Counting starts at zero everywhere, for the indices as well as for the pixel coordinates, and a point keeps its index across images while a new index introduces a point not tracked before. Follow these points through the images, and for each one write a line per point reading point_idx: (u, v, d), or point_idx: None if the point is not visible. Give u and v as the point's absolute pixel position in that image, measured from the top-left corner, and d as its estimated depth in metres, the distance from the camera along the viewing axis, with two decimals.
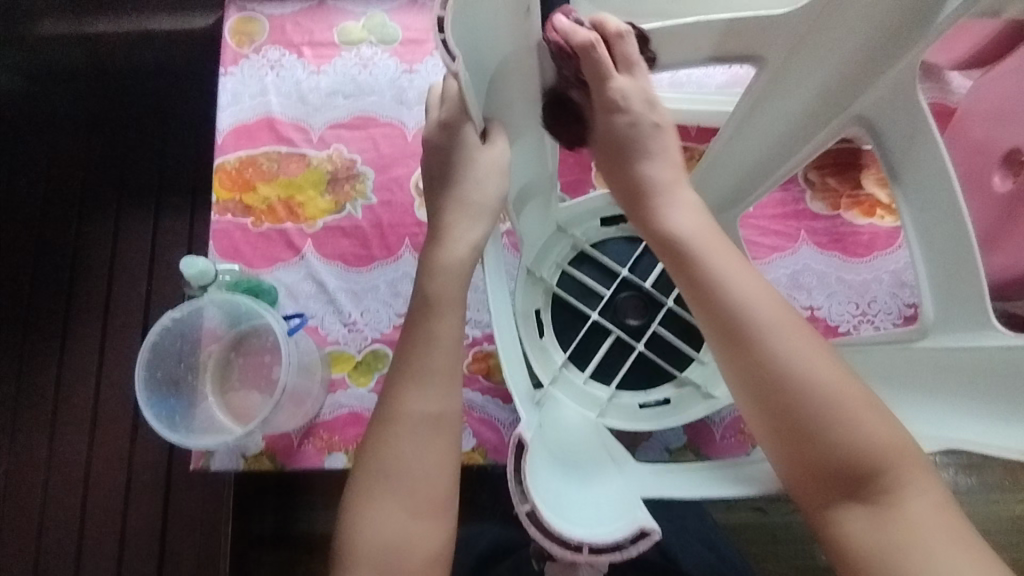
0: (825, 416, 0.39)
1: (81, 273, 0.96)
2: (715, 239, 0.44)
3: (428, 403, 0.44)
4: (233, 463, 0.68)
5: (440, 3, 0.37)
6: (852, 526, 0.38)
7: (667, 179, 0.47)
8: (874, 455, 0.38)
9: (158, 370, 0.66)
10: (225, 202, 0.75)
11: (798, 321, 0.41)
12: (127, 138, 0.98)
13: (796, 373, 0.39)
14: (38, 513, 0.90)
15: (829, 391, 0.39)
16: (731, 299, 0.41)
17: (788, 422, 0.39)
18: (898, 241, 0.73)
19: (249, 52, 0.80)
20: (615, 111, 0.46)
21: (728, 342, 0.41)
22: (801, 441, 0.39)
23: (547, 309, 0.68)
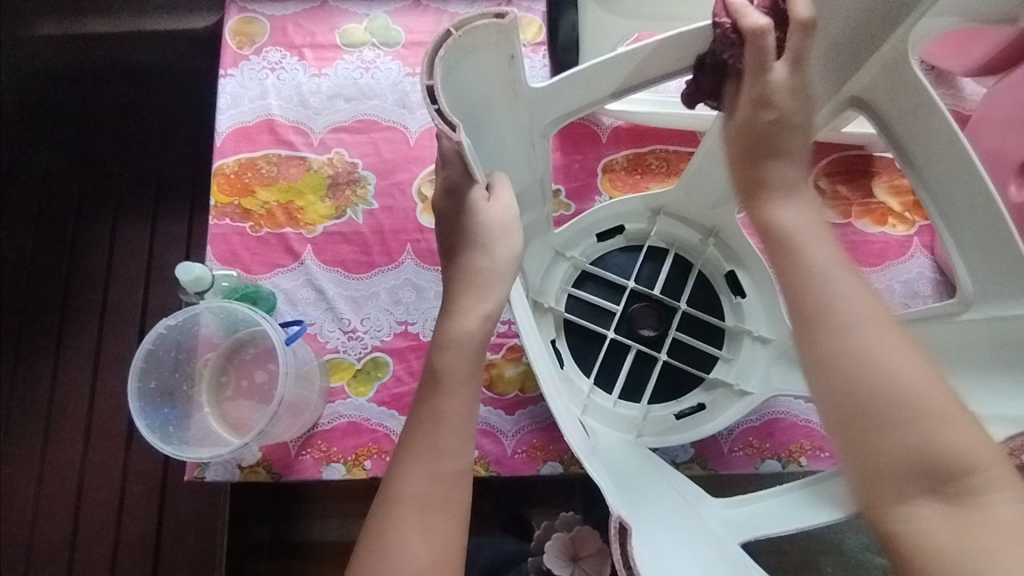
0: (914, 413, 0.36)
1: (77, 273, 0.94)
2: (813, 228, 0.42)
3: (437, 429, 0.43)
4: (229, 474, 0.66)
5: (426, 72, 0.38)
6: (922, 521, 0.35)
7: (782, 177, 0.44)
8: (961, 457, 0.35)
9: (152, 380, 0.64)
10: (223, 206, 0.73)
11: (888, 319, 0.39)
12: (125, 137, 0.97)
13: (889, 369, 0.36)
14: (30, 521, 0.88)
15: (919, 388, 0.36)
16: (826, 288, 0.39)
17: (873, 409, 0.36)
18: (909, 250, 0.72)
19: (250, 54, 0.78)
20: (766, 107, 0.43)
21: (821, 328, 0.38)
22: (885, 431, 0.36)
23: (561, 340, 0.66)
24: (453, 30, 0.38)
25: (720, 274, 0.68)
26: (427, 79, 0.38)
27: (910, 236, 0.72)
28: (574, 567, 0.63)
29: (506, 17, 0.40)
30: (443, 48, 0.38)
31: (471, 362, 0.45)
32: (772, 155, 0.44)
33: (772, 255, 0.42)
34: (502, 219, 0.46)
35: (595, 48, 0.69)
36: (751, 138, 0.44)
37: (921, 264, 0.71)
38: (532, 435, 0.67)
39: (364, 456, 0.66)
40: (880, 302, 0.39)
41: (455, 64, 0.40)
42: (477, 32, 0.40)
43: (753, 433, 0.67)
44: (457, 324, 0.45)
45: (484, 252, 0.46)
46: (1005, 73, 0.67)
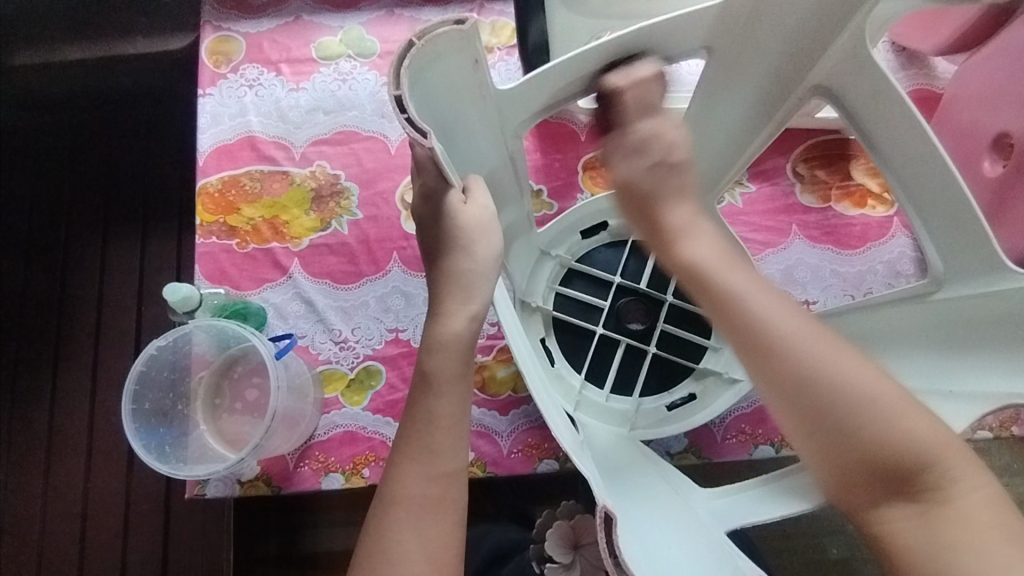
0: (857, 421, 0.37)
1: (70, 299, 0.95)
2: (728, 261, 0.43)
3: (433, 429, 0.44)
4: (229, 490, 0.67)
5: (392, 83, 0.38)
6: (898, 526, 0.37)
7: (679, 216, 0.46)
8: (918, 453, 0.36)
9: (146, 401, 0.65)
10: (209, 225, 0.74)
11: (818, 328, 0.40)
12: (109, 160, 0.98)
13: (834, 383, 0.38)
14: (36, 548, 0.88)
15: (874, 396, 0.37)
16: (754, 315, 0.40)
17: (827, 425, 0.38)
18: (890, 230, 0.72)
19: (227, 72, 0.79)
20: (643, 153, 0.47)
21: (755, 356, 0.40)
22: (840, 442, 0.37)
23: (552, 338, 0.67)
24: (416, 39, 0.39)
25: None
26: (394, 89, 0.38)
27: (890, 216, 0.73)
28: (577, 554, 0.63)
29: (466, 23, 0.41)
30: (407, 57, 0.38)
31: (456, 364, 0.46)
32: (661, 195, 0.46)
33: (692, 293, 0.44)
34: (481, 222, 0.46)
35: (567, 48, 0.69)
36: (631, 188, 0.47)
37: (902, 244, 0.72)
38: (526, 433, 0.68)
39: (362, 464, 0.67)
40: (811, 316, 0.40)
41: (422, 72, 0.40)
42: (439, 40, 0.40)
43: (745, 420, 0.67)
44: (441, 328, 0.46)
45: (463, 255, 0.46)
46: (974, 50, 0.67)
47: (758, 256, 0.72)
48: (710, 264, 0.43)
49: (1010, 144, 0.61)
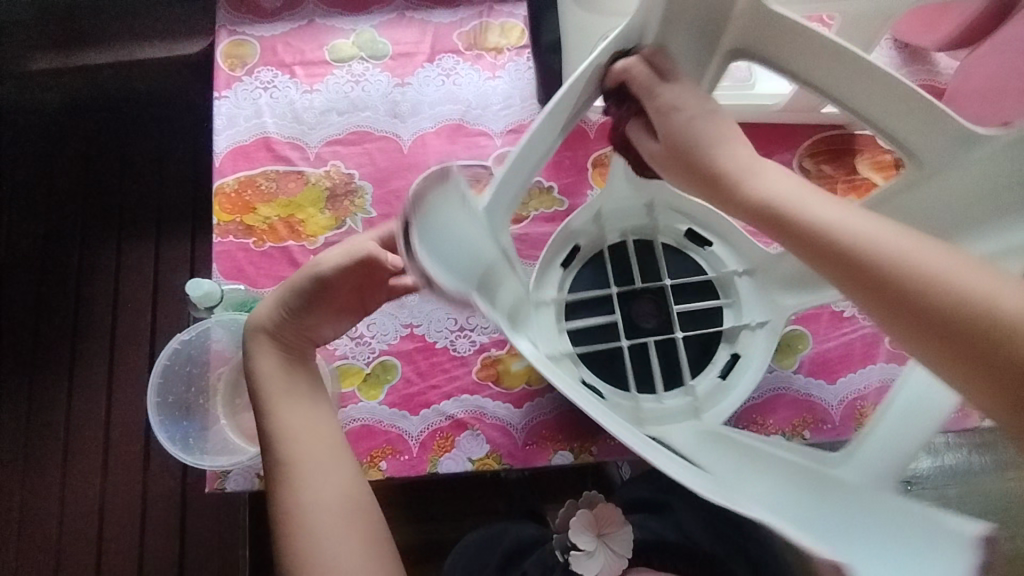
0: (998, 331, 0.33)
1: (86, 302, 0.96)
2: (800, 186, 0.40)
3: (308, 433, 0.55)
4: (249, 485, 0.64)
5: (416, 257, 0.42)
6: None
7: (735, 158, 0.42)
8: None
9: (170, 394, 0.68)
10: (226, 224, 0.75)
11: (918, 237, 0.36)
12: (123, 164, 0.99)
13: (952, 295, 0.34)
14: (54, 549, 0.89)
15: (1001, 301, 0.33)
16: (848, 238, 0.36)
17: (959, 340, 0.34)
18: None
19: (242, 75, 0.80)
20: (675, 110, 0.44)
21: (858, 284, 0.36)
22: (985, 361, 0.33)
23: (580, 368, 0.63)
24: (412, 211, 0.42)
25: (681, 237, 0.68)
26: (413, 220, 0.42)
27: None
28: (599, 543, 0.59)
29: (449, 173, 0.42)
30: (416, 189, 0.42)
31: (280, 376, 0.57)
32: (709, 143, 0.43)
33: (772, 235, 0.39)
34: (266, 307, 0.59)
35: (578, 47, 0.70)
36: (676, 146, 0.44)
37: None
38: (541, 425, 0.69)
39: (379, 458, 0.68)
40: (903, 228, 0.37)
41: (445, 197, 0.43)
42: (434, 197, 0.42)
43: (757, 410, 0.68)
44: (269, 360, 0.57)
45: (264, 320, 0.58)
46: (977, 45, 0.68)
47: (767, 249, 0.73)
48: (780, 197, 0.39)
49: None
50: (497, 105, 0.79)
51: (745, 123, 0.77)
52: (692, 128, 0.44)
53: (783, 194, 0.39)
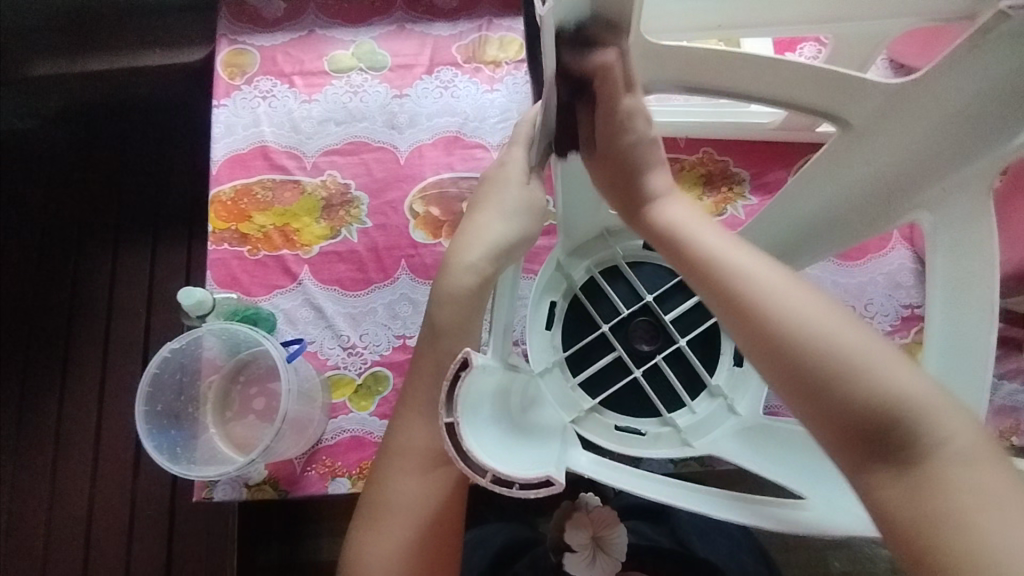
0: (835, 369, 0.34)
1: (80, 306, 0.96)
2: (705, 222, 0.44)
3: (415, 436, 0.48)
4: (236, 493, 0.67)
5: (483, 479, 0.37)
6: (889, 487, 0.33)
7: (658, 188, 0.47)
8: (899, 408, 0.33)
9: (158, 404, 0.67)
10: (221, 232, 0.76)
11: (794, 280, 0.39)
12: (122, 170, 1.00)
13: (807, 330, 0.35)
14: (40, 556, 0.89)
15: (854, 347, 0.35)
16: (723, 266, 0.40)
17: (800, 369, 0.35)
18: (891, 243, 0.73)
19: (241, 84, 0.81)
20: (626, 130, 0.45)
21: (722, 305, 0.39)
22: (813, 394, 0.35)
23: (608, 414, 0.63)
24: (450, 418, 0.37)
25: (641, 249, 0.67)
26: (485, 479, 0.36)
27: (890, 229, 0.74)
28: (591, 547, 0.54)
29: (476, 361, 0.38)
30: (463, 433, 0.37)
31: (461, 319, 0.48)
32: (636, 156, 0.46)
33: (667, 254, 0.44)
34: (527, 202, 0.49)
35: None
36: (609, 154, 0.46)
37: (902, 257, 0.72)
38: None
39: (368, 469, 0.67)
40: (786, 272, 0.39)
41: (481, 429, 0.38)
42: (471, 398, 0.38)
43: None
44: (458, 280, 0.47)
45: (470, 252, 0.47)
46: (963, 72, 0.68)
47: None
48: (681, 223, 0.44)
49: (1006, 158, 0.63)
50: (494, 118, 0.79)
51: (739, 140, 0.76)
52: (636, 152, 0.46)
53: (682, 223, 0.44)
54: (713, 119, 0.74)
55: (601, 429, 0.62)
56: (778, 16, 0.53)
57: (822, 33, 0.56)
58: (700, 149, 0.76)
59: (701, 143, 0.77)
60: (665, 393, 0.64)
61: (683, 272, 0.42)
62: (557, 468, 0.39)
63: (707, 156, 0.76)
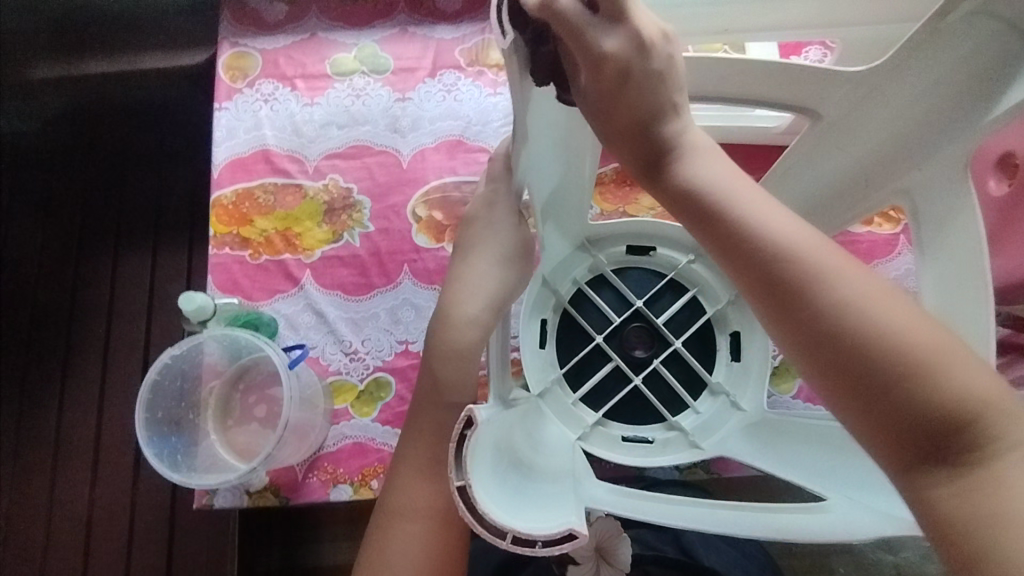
0: (889, 357, 0.32)
1: (81, 309, 0.96)
2: (738, 180, 0.40)
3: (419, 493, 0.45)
4: (238, 500, 0.67)
5: (504, 542, 0.35)
6: (941, 487, 0.31)
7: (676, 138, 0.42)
8: (957, 396, 0.31)
9: (159, 410, 0.66)
10: (222, 236, 0.75)
11: (839, 250, 0.36)
12: (124, 173, 0.99)
13: (855, 313, 0.33)
14: (40, 560, 0.88)
15: (908, 336, 0.32)
16: (760, 239, 0.36)
17: (843, 356, 0.33)
18: (897, 248, 0.72)
19: (243, 87, 0.80)
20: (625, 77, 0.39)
21: (759, 285, 0.36)
22: (862, 388, 0.32)
23: (612, 425, 0.63)
24: (463, 482, 0.36)
25: (625, 256, 0.67)
26: (504, 540, 0.35)
27: (897, 234, 0.73)
28: (596, 556, 0.54)
29: (475, 419, 0.37)
30: (476, 497, 0.35)
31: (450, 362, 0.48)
32: (665, 113, 0.42)
33: (692, 222, 0.40)
34: (513, 246, 0.52)
35: None
36: (616, 94, 0.40)
37: (909, 262, 0.72)
38: None
39: (370, 476, 0.67)
40: (829, 242, 0.36)
41: (491, 488, 0.37)
42: (478, 455, 0.37)
43: None
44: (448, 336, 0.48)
45: (472, 303, 0.48)
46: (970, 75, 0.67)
47: None
48: (710, 183, 0.39)
49: (1016, 164, 0.62)
50: (497, 122, 0.79)
51: (744, 145, 0.76)
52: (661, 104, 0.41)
53: (711, 183, 0.39)
54: (718, 123, 0.73)
55: (608, 443, 0.61)
56: (787, 20, 0.52)
57: (830, 37, 0.55)
58: None
59: None
60: (668, 398, 0.63)
61: (713, 244, 0.39)
62: (577, 518, 0.38)
63: None
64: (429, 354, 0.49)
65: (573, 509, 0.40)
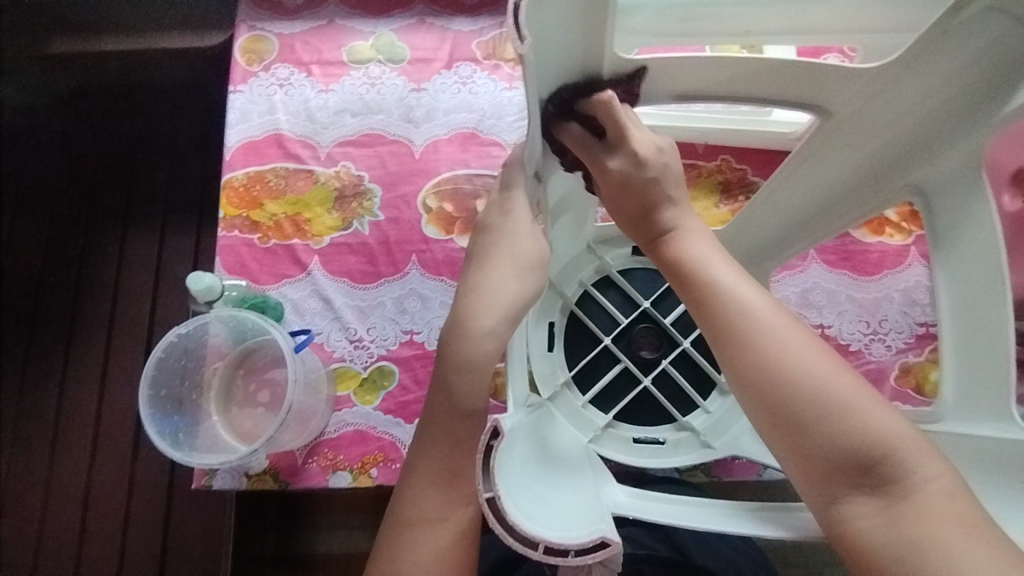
0: (821, 407, 0.36)
1: (86, 287, 0.96)
2: (710, 245, 0.44)
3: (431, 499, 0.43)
4: (237, 483, 0.67)
5: (539, 550, 0.38)
6: (863, 522, 0.34)
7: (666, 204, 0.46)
8: (882, 445, 0.34)
9: (162, 388, 0.65)
10: (232, 219, 0.75)
11: (788, 312, 0.40)
12: (134, 151, 0.99)
13: (795, 367, 0.37)
14: (35, 535, 0.88)
15: (841, 390, 0.36)
16: (721, 298, 0.40)
17: (782, 404, 0.37)
18: (907, 259, 0.72)
19: (259, 70, 0.80)
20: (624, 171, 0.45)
21: (717, 336, 0.40)
22: (799, 434, 0.36)
23: (623, 427, 0.63)
24: (492, 493, 0.38)
25: (630, 257, 0.66)
26: (537, 551, 0.37)
27: (907, 245, 0.73)
28: None
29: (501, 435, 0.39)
30: (506, 510, 0.38)
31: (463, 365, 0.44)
32: (659, 188, 0.45)
33: (670, 278, 0.44)
34: (534, 256, 0.46)
35: None
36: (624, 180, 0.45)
37: (919, 274, 0.71)
38: None
39: (370, 464, 0.67)
40: (781, 304, 0.40)
41: (518, 500, 0.39)
42: (503, 469, 0.39)
43: None
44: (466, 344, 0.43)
45: (488, 316, 0.43)
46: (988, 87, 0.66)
47: (775, 277, 0.72)
48: (684, 244, 0.43)
49: None
50: (512, 116, 0.79)
51: (758, 149, 0.76)
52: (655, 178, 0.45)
53: (686, 245, 0.43)
54: (734, 127, 0.73)
55: (620, 445, 0.62)
56: (809, 24, 0.52)
57: (850, 42, 0.55)
58: (718, 156, 0.76)
59: (721, 150, 0.76)
60: (677, 398, 0.63)
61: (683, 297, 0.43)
62: (607, 524, 0.40)
63: (724, 164, 0.75)
64: (442, 365, 0.44)
65: (596, 512, 0.42)
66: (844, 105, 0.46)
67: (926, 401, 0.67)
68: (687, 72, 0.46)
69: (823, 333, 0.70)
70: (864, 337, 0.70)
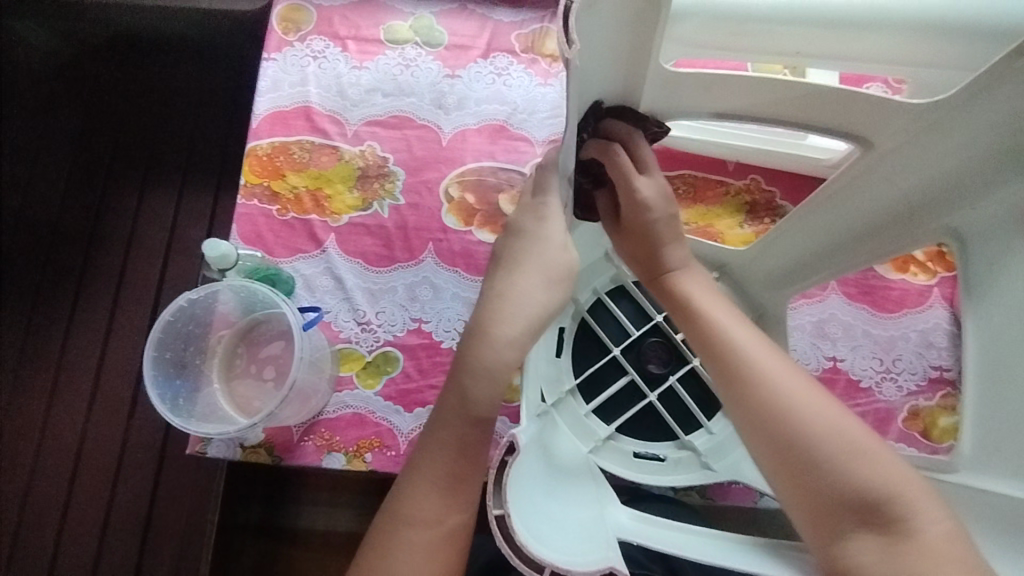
0: (818, 443, 0.38)
1: (100, 239, 0.95)
2: (716, 295, 0.48)
3: (424, 503, 0.42)
4: (231, 453, 0.67)
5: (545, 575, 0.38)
6: (861, 556, 0.36)
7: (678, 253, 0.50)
8: (877, 479, 0.37)
9: (167, 351, 0.65)
10: (252, 187, 0.74)
11: (787, 359, 0.43)
12: (160, 108, 0.99)
13: (788, 405, 0.40)
14: (26, 480, 0.88)
15: (840, 428, 0.38)
16: (725, 341, 0.44)
17: (778, 441, 0.39)
18: (929, 300, 0.71)
19: (294, 40, 0.79)
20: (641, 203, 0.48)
21: (721, 377, 0.43)
22: (798, 468, 0.38)
23: (625, 440, 0.62)
24: (501, 511, 0.39)
25: None
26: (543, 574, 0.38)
27: (931, 286, 0.71)
28: None
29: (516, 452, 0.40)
30: (514, 529, 0.38)
31: (482, 374, 0.42)
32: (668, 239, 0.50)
33: (680, 319, 0.48)
34: (565, 266, 0.45)
35: None
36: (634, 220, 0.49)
37: (939, 316, 0.70)
38: None
39: (365, 449, 0.66)
40: (779, 351, 0.44)
41: (525, 519, 0.40)
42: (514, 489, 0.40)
43: None
44: (489, 355, 0.42)
45: (510, 325, 0.43)
46: None
47: (791, 304, 0.71)
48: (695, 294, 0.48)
49: None
50: (544, 113, 0.77)
51: (789, 173, 0.74)
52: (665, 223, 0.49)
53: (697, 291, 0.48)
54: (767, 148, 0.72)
55: (619, 458, 0.61)
56: None
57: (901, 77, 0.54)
58: (748, 175, 0.74)
59: (752, 169, 0.75)
60: (681, 416, 0.63)
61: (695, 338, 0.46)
62: (613, 551, 0.40)
63: (753, 184, 0.74)
64: (458, 367, 0.43)
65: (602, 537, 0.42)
66: (888, 139, 0.45)
67: (933, 446, 0.66)
68: (733, 92, 0.44)
69: (834, 365, 0.69)
70: (876, 375, 0.69)
